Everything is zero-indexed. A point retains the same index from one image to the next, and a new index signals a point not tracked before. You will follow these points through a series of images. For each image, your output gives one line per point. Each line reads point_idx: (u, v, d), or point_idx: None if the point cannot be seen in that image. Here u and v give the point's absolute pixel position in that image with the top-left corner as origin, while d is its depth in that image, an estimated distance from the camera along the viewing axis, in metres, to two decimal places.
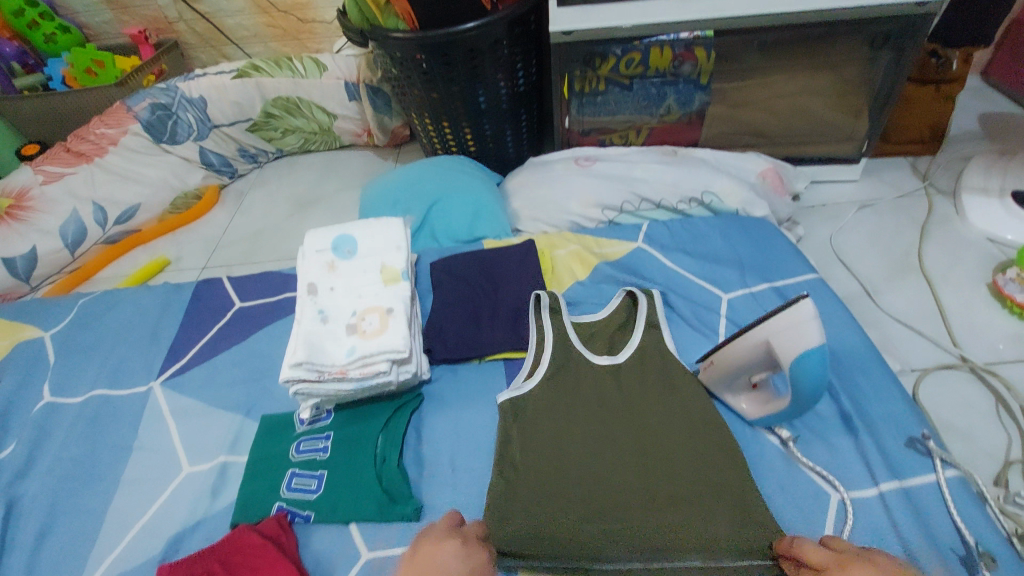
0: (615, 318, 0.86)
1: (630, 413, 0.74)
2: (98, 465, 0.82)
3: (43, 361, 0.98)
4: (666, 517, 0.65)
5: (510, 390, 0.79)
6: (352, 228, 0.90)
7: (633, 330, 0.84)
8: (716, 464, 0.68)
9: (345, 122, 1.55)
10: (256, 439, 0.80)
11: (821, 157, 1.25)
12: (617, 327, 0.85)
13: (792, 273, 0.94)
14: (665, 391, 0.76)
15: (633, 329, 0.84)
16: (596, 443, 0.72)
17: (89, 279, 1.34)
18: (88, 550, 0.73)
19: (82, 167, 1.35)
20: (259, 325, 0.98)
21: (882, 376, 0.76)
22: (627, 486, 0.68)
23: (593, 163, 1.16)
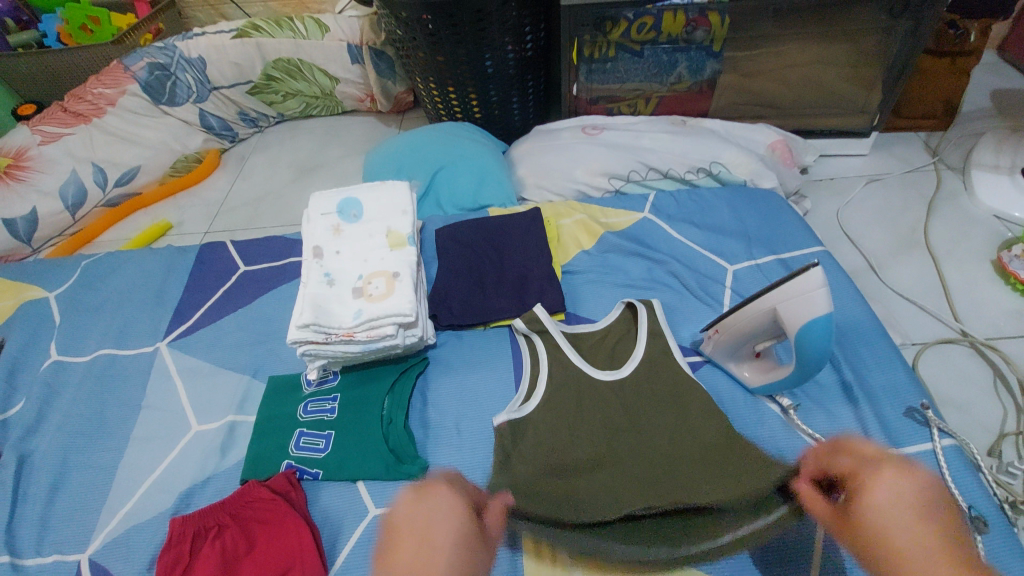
0: (614, 329, 0.82)
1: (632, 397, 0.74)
2: (108, 423, 0.83)
3: (49, 321, 0.98)
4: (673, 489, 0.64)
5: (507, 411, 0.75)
6: (358, 192, 0.90)
7: (634, 342, 0.80)
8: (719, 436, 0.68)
9: (347, 86, 1.52)
10: (265, 399, 0.81)
11: (834, 130, 1.22)
12: (617, 338, 0.81)
13: (799, 246, 0.94)
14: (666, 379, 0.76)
15: (634, 340, 0.80)
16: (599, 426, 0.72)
17: (90, 244, 1.33)
18: (101, 503, 0.75)
19: (80, 127, 1.33)
20: (265, 289, 0.98)
21: (884, 349, 0.77)
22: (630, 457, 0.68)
23: (600, 132, 1.15)
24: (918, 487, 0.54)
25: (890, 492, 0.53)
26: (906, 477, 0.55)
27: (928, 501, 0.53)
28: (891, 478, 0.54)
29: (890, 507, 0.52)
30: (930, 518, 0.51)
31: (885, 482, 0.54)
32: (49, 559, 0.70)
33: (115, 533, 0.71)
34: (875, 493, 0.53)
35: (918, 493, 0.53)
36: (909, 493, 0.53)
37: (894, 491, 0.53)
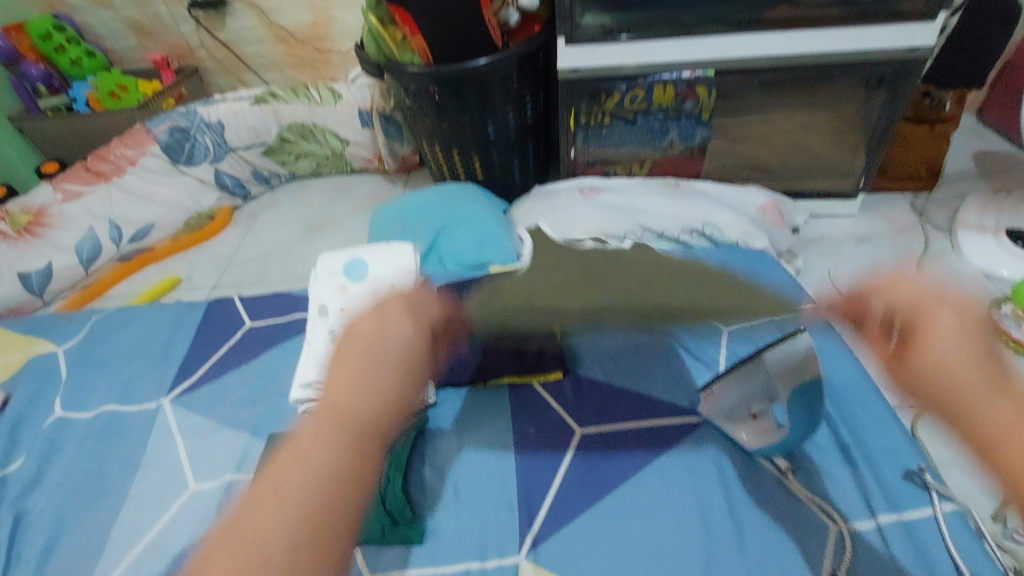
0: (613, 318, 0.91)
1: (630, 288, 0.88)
2: (107, 480, 0.83)
3: (56, 375, 1.00)
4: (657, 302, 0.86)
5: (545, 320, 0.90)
6: (363, 253, 0.92)
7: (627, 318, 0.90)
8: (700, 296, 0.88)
9: (358, 148, 1.59)
10: (263, 459, 0.81)
11: (822, 192, 1.28)
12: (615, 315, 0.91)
13: (793, 305, 0.95)
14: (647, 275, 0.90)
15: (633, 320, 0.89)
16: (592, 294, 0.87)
17: (101, 296, 1.37)
18: (91, 564, 0.74)
19: (101, 187, 1.41)
20: (271, 344, 1.00)
21: (880, 408, 0.77)
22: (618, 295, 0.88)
23: (597, 194, 1.21)
24: (967, 326, 0.64)
25: (953, 347, 0.64)
26: (949, 320, 0.66)
27: (970, 324, 0.65)
28: (951, 339, 0.64)
29: (952, 353, 0.63)
30: (1004, 391, 0.60)
31: (943, 338, 0.64)
32: None
33: None
34: (941, 351, 0.64)
35: (965, 349, 0.63)
36: (962, 346, 0.63)
37: (1000, 425, 0.59)
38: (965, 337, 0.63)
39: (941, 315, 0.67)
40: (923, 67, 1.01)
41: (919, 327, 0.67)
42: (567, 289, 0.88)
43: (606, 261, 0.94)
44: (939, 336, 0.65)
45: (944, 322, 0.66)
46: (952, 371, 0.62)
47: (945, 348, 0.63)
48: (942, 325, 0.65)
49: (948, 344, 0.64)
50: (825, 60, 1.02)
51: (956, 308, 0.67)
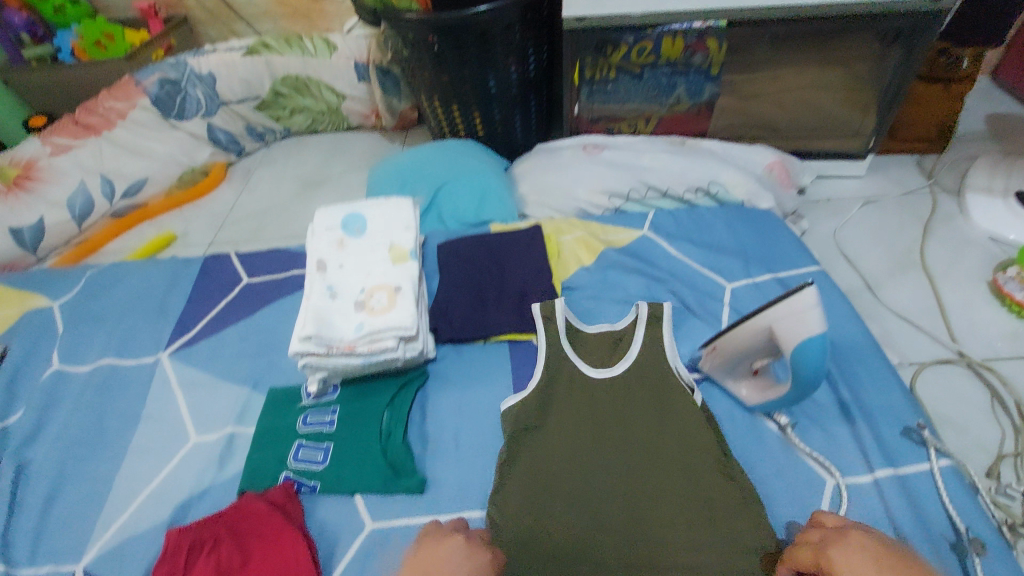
0: (608, 334, 0.80)
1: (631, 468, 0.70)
2: (106, 433, 0.83)
3: (53, 330, 0.99)
4: (652, 512, 0.67)
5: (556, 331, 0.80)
6: (361, 207, 0.91)
7: (628, 344, 0.79)
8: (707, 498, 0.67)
9: (354, 103, 1.55)
10: (264, 411, 0.81)
11: (829, 153, 1.24)
12: (611, 342, 0.80)
13: (797, 265, 0.94)
14: (654, 406, 0.73)
15: (628, 345, 0.79)
16: (587, 454, 0.71)
17: (95, 252, 1.34)
18: (95, 513, 0.75)
19: (91, 140, 1.36)
20: (269, 300, 0.99)
21: (882, 369, 0.77)
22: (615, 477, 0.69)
23: (601, 150, 1.17)
24: (885, 557, 0.47)
25: (861, 564, 0.47)
26: (863, 542, 0.50)
27: (894, 556, 0.47)
28: (856, 559, 0.48)
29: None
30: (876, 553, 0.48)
31: (848, 560, 0.48)
32: (42, 571, 0.70)
33: (109, 544, 0.71)
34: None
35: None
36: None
37: None
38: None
39: (841, 544, 0.51)
40: (941, 21, 0.97)
41: (831, 542, 0.52)
42: (571, 446, 0.72)
43: (625, 498, 0.68)
44: (841, 553, 0.50)
45: (839, 544, 0.51)
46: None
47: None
48: (842, 561, 0.49)
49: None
50: (842, 11, 0.97)
51: (863, 530, 0.52)
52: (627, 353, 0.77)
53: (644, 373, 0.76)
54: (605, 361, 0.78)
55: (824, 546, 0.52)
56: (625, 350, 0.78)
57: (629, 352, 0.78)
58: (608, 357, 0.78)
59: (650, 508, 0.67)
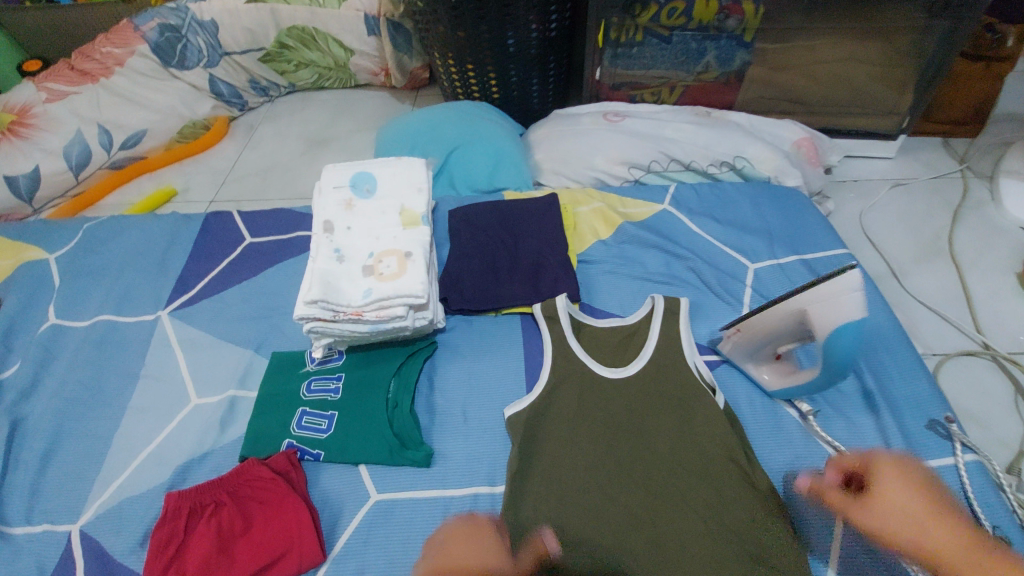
0: (620, 329, 0.79)
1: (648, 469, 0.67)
2: (105, 391, 0.81)
3: (49, 283, 0.96)
4: (669, 517, 0.64)
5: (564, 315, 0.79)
6: (371, 166, 0.86)
7: (641, 340, 0.78)
8: (726, 505, 0.64)
9: (362, 59, 1.48)
10: (267, 375, 0.78)
11: (859, 132, 1.18)
12: (623, 337, 0.79)
13: (824, 247, 0.90)
14: (673, 408, 0.71)
15: (642, 339, 0.78)
16: (604, 452, 0.69)
17: (93, 206, 1.30)
18: (95, 472, 0.73)
19: (87, 87, 1.29)
20: (272, 261, 0.96)
21: (908, 359, 0.74)
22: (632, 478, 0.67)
23: (622, 119, 1.11)
24: (924, 492, 0.52)
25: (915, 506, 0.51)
26: (909, 474, 0.53)
27: (935, 495, 0.52)
28: (906, 488, 0.52)
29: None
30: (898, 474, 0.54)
31: (906, 500, 0.51)
32: (41, 527, 0.69)
33: (108, 504, 0.70)
34: (900, 514, 0.50)
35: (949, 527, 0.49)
36: (930, 524, 0.49)
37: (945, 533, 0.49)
38: (968, 547, 0.47)
39: (889, 472, 0.53)
40: None
41: (876, 467, 0.54)
42: (587, 453, 0.69)
43: (641, 500, 0.65)
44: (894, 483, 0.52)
45: (892, 468, 0.53)
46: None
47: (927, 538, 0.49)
48: (897, 494, 0.52)
49: (924, 533, 0.49)
50: None
51: (899, 457, 0.55)
52: (641, 352, 0.76)
53: (661, 377, 0.74)
54: (618, 358, 0.76)
55: (872, 470, 0.54)
56: (639, 346, 0.77)
57: (644, 350, 0.76)
58: (623, 355, 0.77)
59: (665, 512, 0.64)
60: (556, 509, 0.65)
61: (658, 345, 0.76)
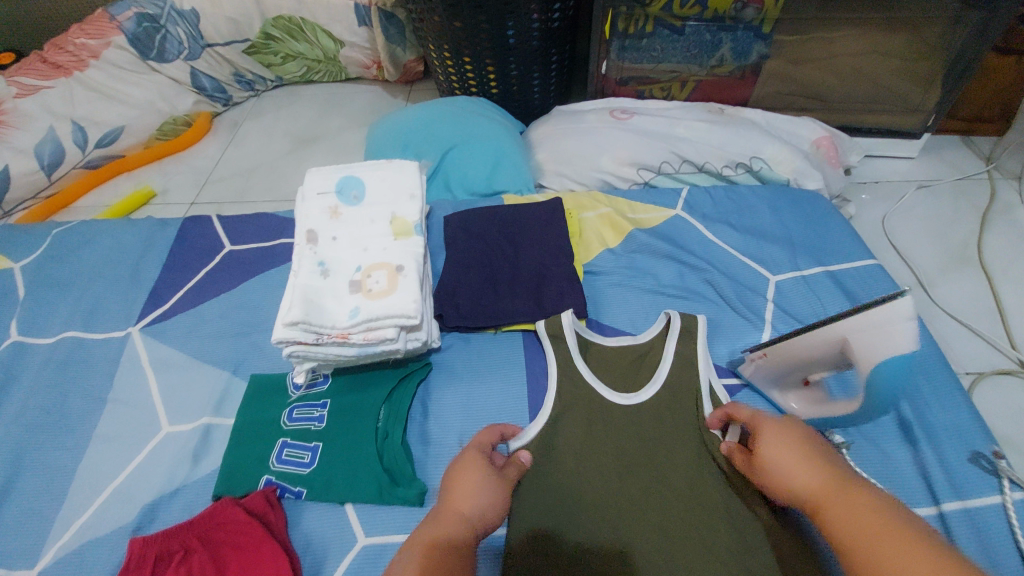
0: (632, 349, 0.73)
1: (663, 504, 0.61)
2: (69, 417, 0.74)
3: (12, 295, 0.89)
4: (687, 558, 0.58)
5: (572, 333, 0.72)
6: (359, 170, 0.79)
7: (655, 361, 0.71)
8: (750, 547, 0.58)
9: (353, 51, 1.40)
10: (244, 401, 0.72)
11: (882, 129, 1.12)
12: (635, 358, 0.72)
13: (849, 257, 0.84)
14: (692, 439, 0.65)
15: (656, 361, 0.71)
16: (613, 481, 0.63)
17: (67, 208, 1.23)
18: (54, 511, 0.66)
19: (60, 81, 1.20)
20: (254, 272, 0.88)
21: (946, 383, 0.68)
22: (646, 514, 0.61)
23: (630, 116, 1.04)
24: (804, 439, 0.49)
25: (786, 453, 0.49)
26: (793, 425, 0.51)
27: (810, 442, 0.49)
28: (779, 436, 0.50)
29: (858, 536, 0.40)
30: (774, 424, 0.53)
31: (776, 448, 0.49)
32: None
33: (68, 548, 0.63)
34: (770, 463, 0.49)
35: (816, 469, 0.46)
36: (794, 467, 0.47)
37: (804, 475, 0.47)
38: (827, 485, 0.45)
39: (770, 425, 0.52)
40: None
41: (760, 420, 0.54)
42: (597, 497, 0.62)
43: (656, 538, 0.59)
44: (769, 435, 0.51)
45: (773, 420, 0.52)
46: (842, 528, 0.41)
47: (793, 481, 0.47)
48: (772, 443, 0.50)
49: (790, 477, 0.47)
50: None
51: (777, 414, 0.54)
52: (656, 374, 0.69)
53: (678, 404, 0.67)
54: (630, 382, 0.70)
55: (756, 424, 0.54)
56: (653, 368, 0.71)
57: (659, 372, 0.70)
58: (635, 378, 0.70)
59: (682, 551, 0.58)
60: (562, 560, 0.58)
61: (673, 368, 0.70)
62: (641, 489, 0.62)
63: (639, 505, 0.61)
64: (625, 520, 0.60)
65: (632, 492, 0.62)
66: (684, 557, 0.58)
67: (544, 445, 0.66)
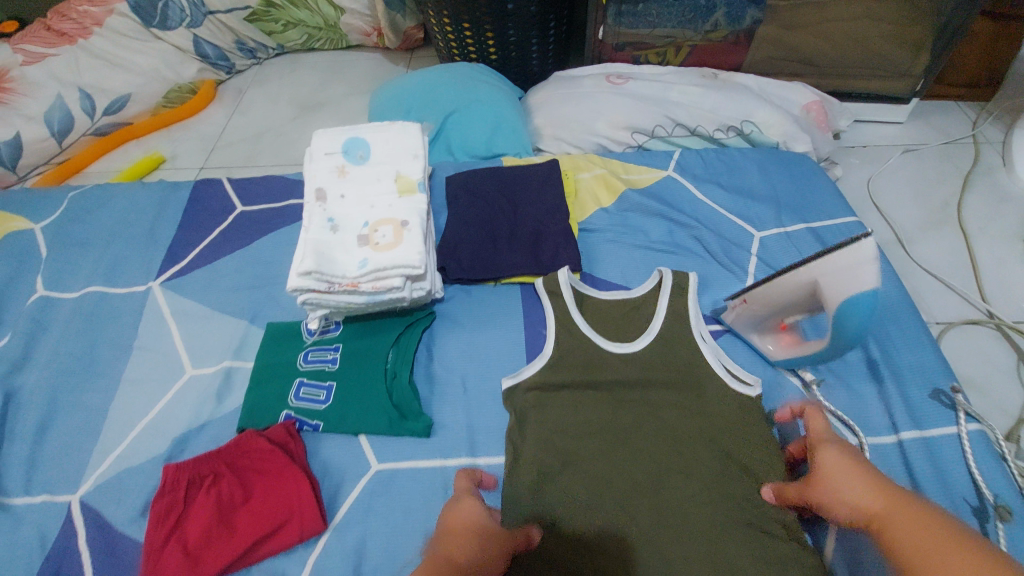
0: (626, 300, 0.78)
1: (652, 440, 0.67)
2: (98, 362, 0.80)
3: (36, 254, 0.93)
4: (674, 489, 0.64)
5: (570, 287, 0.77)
6: (364, 131, 0.83)
7: (647, 313, 0.76)
8: (731, 476, 0.64)
9: (354, 18, 1.42)
10: (262, 346, 0.77)
11: (867, 94, 1.16)
12: (629, 309, 0.77)
13: (832, 215, 0.88)
14: (684, 387, 0.70)
15: (647, 313, 0.76)
16: (607, 421, 0.68)
17: (79, 173, 1.26)
18: (89, 446, 0.72)
19: (65, 48, 1.22)
20: (265, 230, 0.93)
21: (914, 328, 0.73)
22: (636, 449, 0.66)
23: (626, 81, 1.07)
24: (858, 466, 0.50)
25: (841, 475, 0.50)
26: (844, 453, 0.51)
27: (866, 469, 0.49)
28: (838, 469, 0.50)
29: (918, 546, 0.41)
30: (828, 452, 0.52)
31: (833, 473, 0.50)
32: (38, 499, 0.68)
33: (107, 476, 0.69)
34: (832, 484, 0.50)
35: (874, 491, 0.47)
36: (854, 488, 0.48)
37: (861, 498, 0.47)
38: (886, 503, 0.45)
39: (827, 447, 0.53)
40: None
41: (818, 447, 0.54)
42: (582, 440, 0.67)
43: (644, 469, 0.65)
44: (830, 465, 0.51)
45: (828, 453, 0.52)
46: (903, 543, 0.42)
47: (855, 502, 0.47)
48: (830, 466, 0.51)
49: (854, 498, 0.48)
50: None
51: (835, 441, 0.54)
52: (649, 326, 0.74)
53: (666, 349, 0.73)
54: (624, 333, 0.75)
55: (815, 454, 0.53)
56: (646, 320, 0.75)
57: (651, 324, 0.75)
58: (629, 329, 0.75)
59: (670, 481, 0.64)
60: (559, 491, 0.64)
61: (664, 318, 0.75)
62: (633, 427, 0.68)
63: (630, 442, 0.67)
64: (617, 455, 0.66)
65: (624, 429, 0.68)
66: (671, 487, 0.64)
67: (544, 387, 0.71)
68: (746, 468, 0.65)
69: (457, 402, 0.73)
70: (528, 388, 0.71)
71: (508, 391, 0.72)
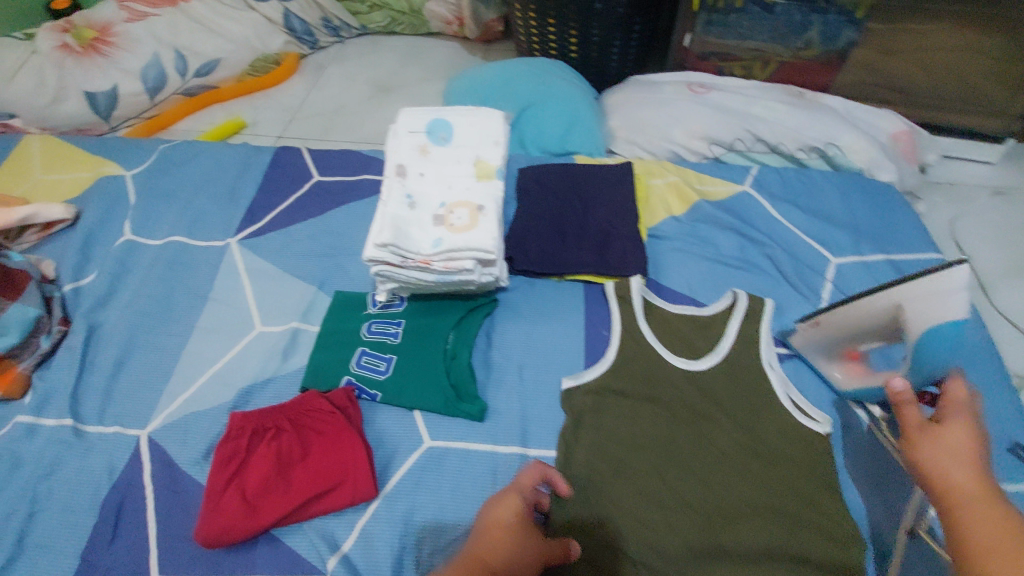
0: (695, 317, 0.76)
1: (705, 458, 0.66)
2: (174, 307, 0.84)
3: (125, 200, 0.98)
4: (722, 510, 0.63)
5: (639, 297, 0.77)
6: (448, 114, 0.84)
7: (716, 332, 0.75)
8: (783, 506, 0.63)
9: (438, 6, 1.44)
10: (329, 312, 0.79)
11: (962, 129, 1.10)
12: (697, 326, 0.76)
13: (914, 249, 0.85)
14: (744, 407, 0.69)
15: (716, 332, 0.75)
16: (660, 431, 0.68)
17: (166, 129, 1.32)
18: (160, 386, 0.76)
19: (167, 9, 1.29)
20: (340, 202, 0.96)
21: (996, 376, 0.70)
22: (688, 464, 0.66)
23: (708, 91, 1.06)
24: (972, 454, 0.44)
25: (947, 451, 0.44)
26: (964, 435, 0.45)
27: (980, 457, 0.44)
28: (945, 442, 0.45)
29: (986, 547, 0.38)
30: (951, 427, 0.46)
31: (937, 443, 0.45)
32: (111, 429, 0.72)
33: (175, 416, 0.73)
34: (931, 453, 0.45)
35: (977, 480, 0.42)
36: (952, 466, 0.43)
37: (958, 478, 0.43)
38: (979, 495, 0.41)
39: (953, 421, 0.46)
40: None
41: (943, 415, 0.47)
42: (634, 448, 0.67)
43: (692, 486, 0.65)
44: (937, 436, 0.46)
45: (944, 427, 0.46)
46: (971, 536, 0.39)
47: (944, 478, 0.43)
48: (940, 439, 0.45)
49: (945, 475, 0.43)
50: None
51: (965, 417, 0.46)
52: (716, 346, 0.73)
53: (728, 364, 0.72)
54: (690, 348, 0.74)
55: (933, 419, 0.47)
56: (714, 339, 0.74)
57: (720, 344, 0.73)
58: (695, 345, 0.74)
59: (719, 502, 0.64)
60: (605, 496, 0.64)
61: (734, 340, 0.74)
62: (686, 442, 0.67)
63: (682, 457, 0.66)
64: (667, 468, 0.66)
65: (678, 442, 0.67)
66: (718, 507, 0.63)
67: (601, 389, 0.71)
68: (801, 501, 0.63)
69: (513, 391, 0.74)
70: (585, 387, 0.72)
71: (565, 389, 0.72)
